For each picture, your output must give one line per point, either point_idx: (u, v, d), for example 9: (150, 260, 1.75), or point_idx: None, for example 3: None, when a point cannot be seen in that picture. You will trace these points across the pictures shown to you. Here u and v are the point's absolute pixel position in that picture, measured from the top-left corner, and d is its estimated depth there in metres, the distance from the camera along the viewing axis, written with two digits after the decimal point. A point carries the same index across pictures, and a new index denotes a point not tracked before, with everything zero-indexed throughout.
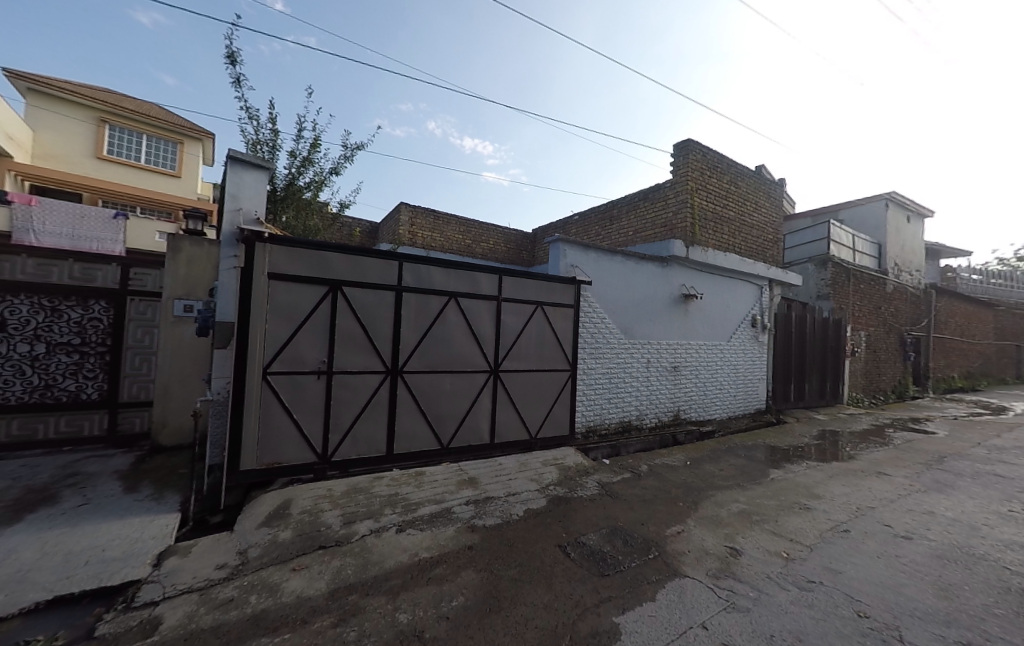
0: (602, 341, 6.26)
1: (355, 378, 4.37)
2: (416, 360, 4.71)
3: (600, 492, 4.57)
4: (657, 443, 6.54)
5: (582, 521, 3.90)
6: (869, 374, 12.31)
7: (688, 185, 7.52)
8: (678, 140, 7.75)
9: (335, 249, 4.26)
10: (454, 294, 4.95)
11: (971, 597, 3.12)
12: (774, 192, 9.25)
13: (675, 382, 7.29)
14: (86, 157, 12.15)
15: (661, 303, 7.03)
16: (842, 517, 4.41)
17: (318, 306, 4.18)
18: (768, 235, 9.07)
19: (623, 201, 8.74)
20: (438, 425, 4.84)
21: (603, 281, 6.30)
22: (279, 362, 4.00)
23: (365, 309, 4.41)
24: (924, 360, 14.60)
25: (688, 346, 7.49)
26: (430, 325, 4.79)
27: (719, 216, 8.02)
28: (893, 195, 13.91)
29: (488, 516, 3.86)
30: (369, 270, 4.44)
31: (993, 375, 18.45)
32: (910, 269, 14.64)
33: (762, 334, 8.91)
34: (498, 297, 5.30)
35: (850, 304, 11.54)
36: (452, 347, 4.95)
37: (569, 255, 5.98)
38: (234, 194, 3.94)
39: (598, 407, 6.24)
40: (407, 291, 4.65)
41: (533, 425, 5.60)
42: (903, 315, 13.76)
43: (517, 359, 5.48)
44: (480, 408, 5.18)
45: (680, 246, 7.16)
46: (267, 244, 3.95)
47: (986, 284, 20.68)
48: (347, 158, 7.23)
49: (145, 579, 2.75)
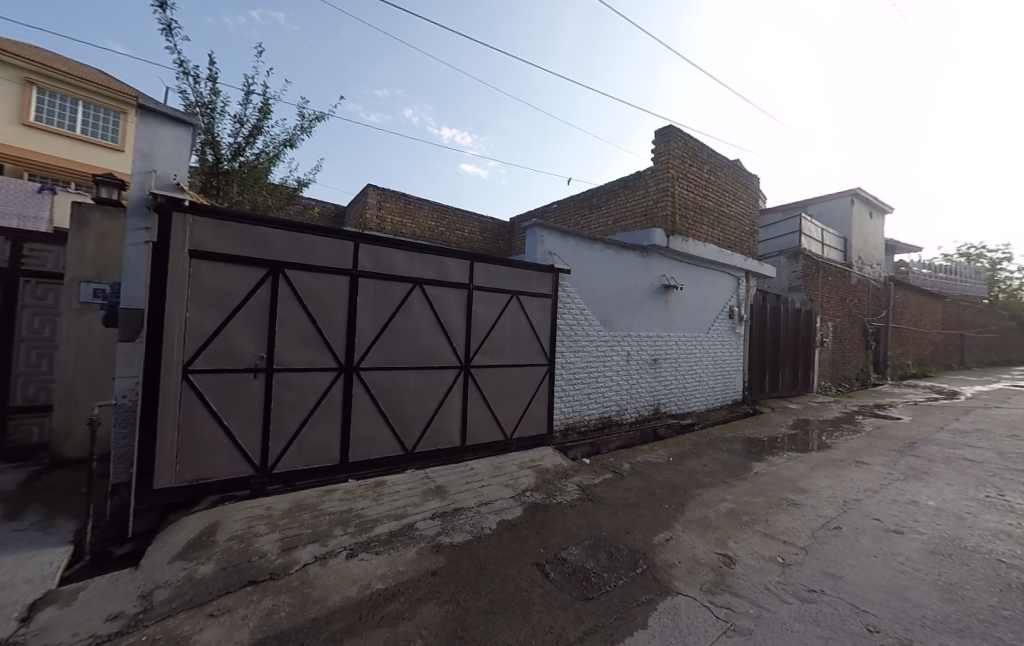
0: (581, 334, 5.86)
1: (302, 377, 3.76)
2: (375, 355, 4.14)
3: (581, 497, 4.13)
4: (639, 439, 6.23)
5: (562, 532, 3.43)
6: (835, 364, 12.52)
7: (670, 173, 7.21)
8: (660, 126, 7.44)
9: (276, 225, 3.62)
10: (419, 280, 4.40)
11: (976, 598, 2.64)
12: (752, 184, 9.12)
13: (656, 376, 7.01)
14: (9, 123, 10.69)
15: (641, 294, 6.70)
16: (832, 513, 3.84)
17: (254, 292, 3.55)
18: (745, 227, 8.94)
19: (602, 189, 8.37)
20: (401, 429, 4.30)
21: (583, 271, 5.90)
22: (205, 358, 3.35)
23: (313, 297, 3.81)
24: (883, 349, 15.06)
25: (669, 339, 7.22)
26: (391, 316, 4.23)
27: (699, 205, 7.77)
28: (859, 191, 14.25)
29: (456, 532, 3.36)
30: (317, 253, 3.83)
31: (941, 362, 19.36)
32: (872, 263, 15.08)
33: (738, 325, 8.77)
34: (470, 285, 4.79)
35: (819, 295, 11.66)
36: (418, 341, 4.41)
37: (548, 242, 5.53)
38: (145, 153, 3.29)
39: (578, 403, 5.86)
40: (364, 277, 4.07)
41: (508, 425, 5.13)
42: (865, 306, 14.11)
43: (490, 353, 4.99)
44: (450, 408, 4.65)
45: (661, 236, 6.84)
46: (188, 215, 3.28)
47: (935, 277, 21.78)
48: (303, 129, 6.47)
49: (5, 641, 2.12)
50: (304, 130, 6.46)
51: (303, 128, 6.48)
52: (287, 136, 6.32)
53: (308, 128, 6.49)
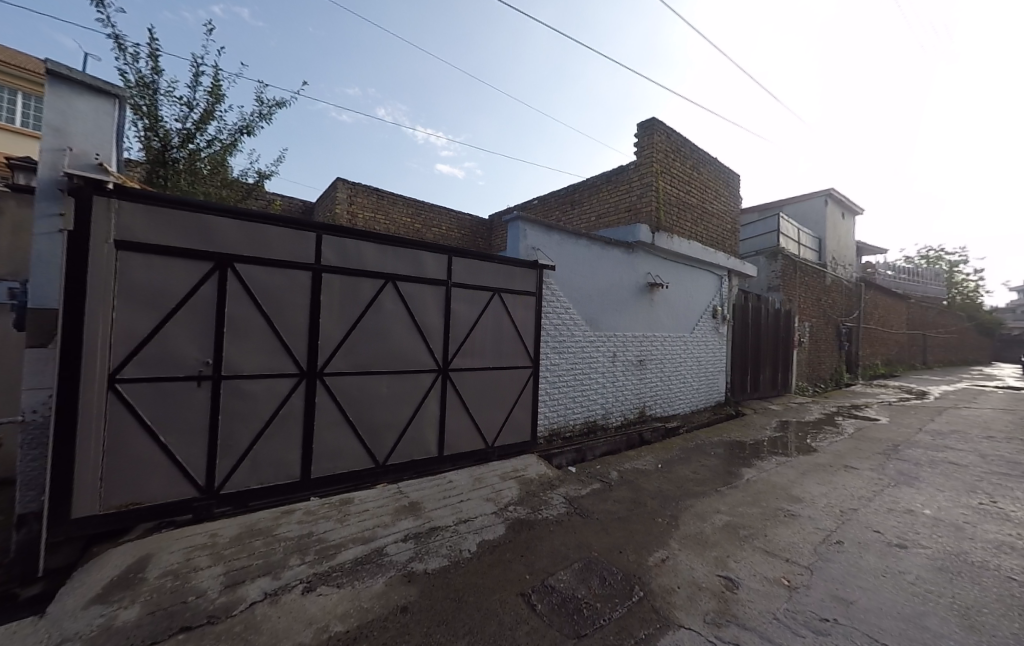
0: (566, 334, 5.58)
1: (255, 384, 3.33)
2: (340, 358, 3.73)
3: (568, 511, 3.82)
4: (625, 443, 5.99)
5: (549, 554, 3.11)
6: (812, 363, 12.65)
7: (654, 166, 7.00)
8: (642, 119, 7.23)
9: (223, 212, 3.19)
10: (391, 276, 4.02)
11: (996, 624, 2.45)
12: (733, 182, 9.04)
13: (641, 377, 6.80)
14: None
15: (626, 292, 6.47)
16: (830, 524, 3.67)
17: (199, 288, 3.12)
18: (726, 225, 8.84)
19: (584, 184, 8.08)
20: (371, 440, 3.90)
21: (567, 268, 5.62)
22: (137, 365, 2.91)
23: (268, 293, 3.39)
24: (855, 348, 15.40)
25: (654, 339, 7.02)
26: (361, 314, 3.83)
27: (682, 201, 7.59)
28: (832, 192, 14.49)
29: (431, 557, 3.00)
30: (274, 244, 3.41)
31: (906, 361, 19.99)
32: (844, 264, 15.39)
33: (721, 325, 8.67)
34: (448, 281, 4.43)
35: (797, 295, 11.74)
36: (390, 342, 4.02)
37: (531, 237, 5.21)
38: (59, 127, 2.81)
39: (562, 407, 5.56)
40: (328, 271, 3.66)
41: (489, 433, 4.79)
42: (839, 306, 14.35)
43: (469, 355, 4.63)
44: (426, 416, 4.28)
45: (646, 232, 6.62)
46: (112, 199, 2.86)
47: (900, 279, 22.56)
48: (263, 116, 5.97)
49: None
50: (263, 117, 5.95)
51: (261, 114, 5.96)
52: (243, 123, 5.81)
53: (267, 114, 5.98)
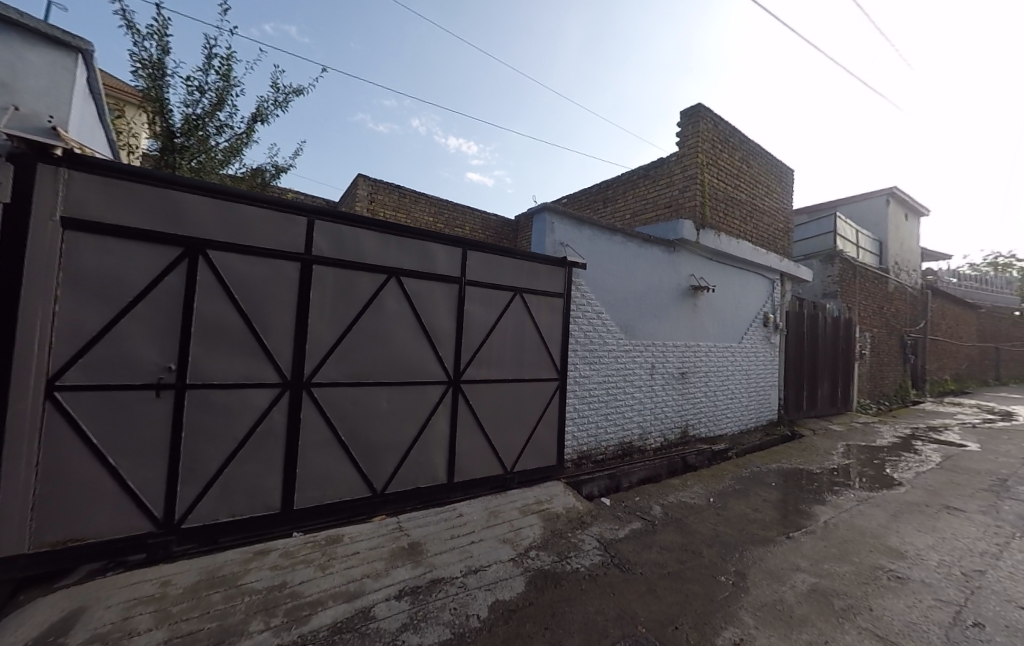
0: (599, 342, 4.87)
1: (227, 396, 2.81)
2: (332, 366, 3.17)
3: (604, 561, 3.09)
4: (666, 469, 5.20)
5: (581, 627, 2.40)
6: (873, 378, 11.34)
7: (699, 156, 6.22)
8: (685, 107, 6.50)
9: (194, 189, 2.70)
10: (394, 271, 3.45)
11: None
12: (787, 176, 8.11)
13: (684, 391, 5.97)
14: None
15: (667, 296, 5.70)
16: (956, 596, 2.78)
17: (163, 278, 2.62)
18: (779, 224, 7.90)
19: (618, 179, 7.36)
20: (368, 464, 3.32)
21: (601, 266, 4.92)
22: (84, 369, 2.42)
23: (246, 287, 2.87)
24: (921, 362, 13.83)
25: (698, 348, 6.19)
26: (357, 316, 3.27)
27: (730, 196, 6.77)
28: (895, 190, 13.13)
29: (429, 626, 2.34)
30: (256, 229, 2.90)
31: (977, 378, 17.97)
32: (907, 269, 13.90)
33: (773, 334, 7.72)
34: (461, 278, 3.82)
35: (856, 302, 10.54)
36: (392, 349, 3.44)
37: (558, 230, 4.56)
38: (5, 81, 2.51)
39: (593, 426, 4.85)
40: (320, 263, 3.12)
41: (509, 456, 4.12)
42: (903, 315, 12.92)
43: (486, 365, 4.00)
44: (434, 436, 3.66)
45: (690, 228, 5.84)
46: (60, 167, 2.36)
47: (967, 286, 20.44)
48: (279, 104, 5.58)
49: None
50: (278, 105, 5.56)
51: (277, 101, 5.57)
52: (256, 110, 5.41)
53: (283, 101, 5.58)
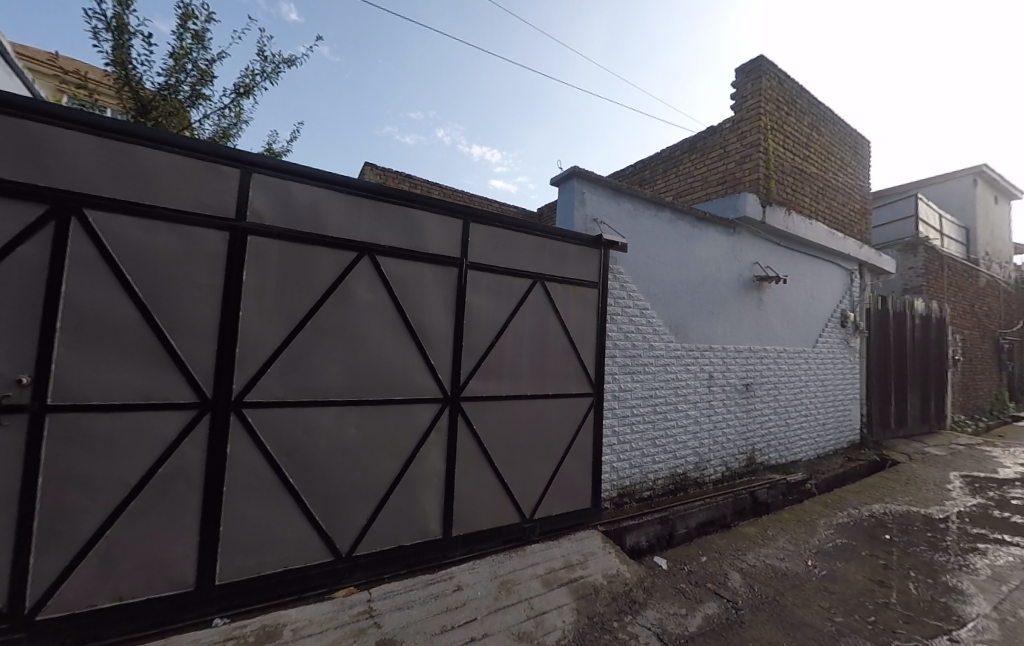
0: (643, 345, 3.79)
1: (117, 422, 1.91)
2: (275, 380, 2.25)
3: None
4: (731, 509, 4.04)
5: None
6: (967, 390, 9.56)
7: (763, 121, 5.05)
8: (743, 63, 5.37)
9: (63, 121, 1.84)
10: (367, 247, 2.52)
11: None
12: (863, 149, 6.76)
13: (749, 408, 4.78)
14: None
15: (726, 289, 4.55)
16: None
17: (11, 251, 1.73)
18: (855, 204, 6.55)
19: (656, 156, 6.22)
20: (330, 518, 2.38)
21: (645, 250, 3.86)
22: None
23: (145, 266, 1.98)
24: (1018, 371, 11.76)
25: (765, 353, 4.98)
26: (312, 311, 2.36)
27: (799, 169, 5.53)
28: (984, 169, 11.28)
29: None
30: (163, 184, 2.01)
31: None
32: (998, 261, 11.94)
33: (853, 337, 6.35)
34: (461, 260, 2.86)
35: (945, 297, 8.90)
36: (364, 355, 2.50)
37: (589, 202, 3.56)
38: None
39: (637, 454, 3.75)
40: (257, 233, 2.22)
41: (527, 499, 3.10)
42: (998, 315, 11.00)
43: (497, 377, 3.00)
44: (426, 476, 2.68)
45: (755, 204, 4.67)
46: None
47: None
48: (266, 74, 4.77)
49: None
50: (266, 76, 4.75)
51: (264, 72, 4.76)
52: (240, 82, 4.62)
53: (271, 73, 4.77)
